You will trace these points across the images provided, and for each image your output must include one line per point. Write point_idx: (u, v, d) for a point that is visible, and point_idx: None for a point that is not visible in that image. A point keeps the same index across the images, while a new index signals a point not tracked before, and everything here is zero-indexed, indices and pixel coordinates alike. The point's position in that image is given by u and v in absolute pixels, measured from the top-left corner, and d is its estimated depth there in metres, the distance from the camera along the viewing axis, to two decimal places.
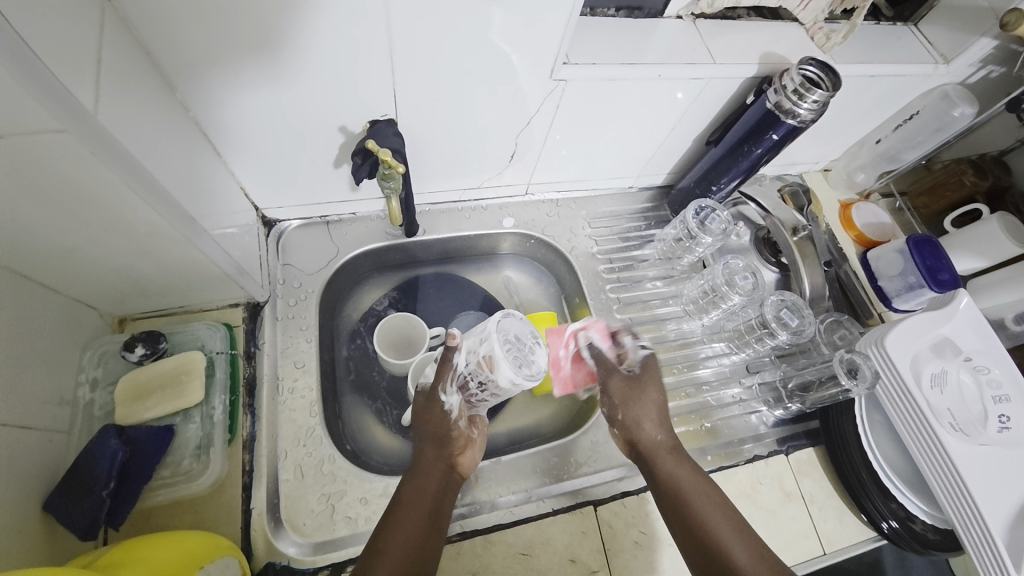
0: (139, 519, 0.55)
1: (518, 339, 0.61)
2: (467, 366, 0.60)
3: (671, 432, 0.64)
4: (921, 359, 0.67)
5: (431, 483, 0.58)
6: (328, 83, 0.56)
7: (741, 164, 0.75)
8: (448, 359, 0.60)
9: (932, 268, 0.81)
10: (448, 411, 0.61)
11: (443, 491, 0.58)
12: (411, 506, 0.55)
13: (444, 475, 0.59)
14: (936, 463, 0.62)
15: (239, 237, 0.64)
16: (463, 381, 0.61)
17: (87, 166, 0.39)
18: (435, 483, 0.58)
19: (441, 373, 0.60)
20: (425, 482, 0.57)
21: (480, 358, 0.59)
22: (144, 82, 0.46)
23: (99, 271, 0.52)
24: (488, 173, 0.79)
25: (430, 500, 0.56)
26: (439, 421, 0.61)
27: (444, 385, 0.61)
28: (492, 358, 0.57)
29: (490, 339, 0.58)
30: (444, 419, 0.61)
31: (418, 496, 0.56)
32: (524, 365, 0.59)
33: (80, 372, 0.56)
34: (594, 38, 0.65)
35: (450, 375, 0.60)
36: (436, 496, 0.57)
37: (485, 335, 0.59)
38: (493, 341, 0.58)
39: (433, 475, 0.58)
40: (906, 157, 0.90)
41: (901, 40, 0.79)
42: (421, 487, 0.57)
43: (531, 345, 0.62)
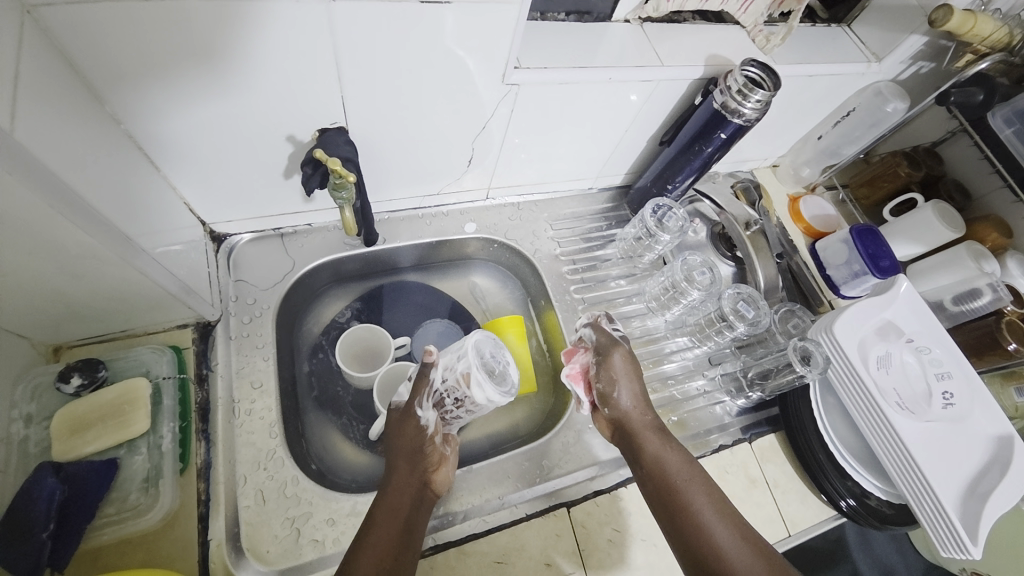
0: (85, 561, 0.51)
1: (496, 357, 0.61)
2: (443, 382, 0.60)
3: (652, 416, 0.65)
4: (868, 343, 0.70)
5: (404, 502, 0.56)
6: (273, 91, 0.54)
7: (694, 162, 0.77)
8: (425, 375, 0.61)
9: (874, 255, 0.85)
10: (423, 426, 0.60)
11: (416, 509, 0.56)
12: (381, 527, 0.53)
13: (419, 492, 0.57)
14: (886, 441, 0.66)
15: (185, 255, 0.61)
16: (440, 395, 0.60)
17: (5, 188, 0.36)
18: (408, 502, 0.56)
19: (419, 389, 0.61)
20: (395, 501, 0.56)
21: (457, 374, 0.58)
22: (68, 94, 0.43)
23: (27, 298, 0.48)
24: (448, 179, 0.78)
25: (401, 520, 0.54)
26: (414, 436, 0.60)
27: (420, 400, 0.61)
28: (469, 374, 0.57)
29: (466, 356, 0.58)
30: (418, 433, 0.60)
31: (389, 515, 0.54)
32: (499, 382, 0.59)
33: (12, 408, 0.52)
34: (545, 42, 0.66)
35: (426, 390, 0.60)
36: (408, 516, 0.55)
37: (461, 352, 0.59)
38: (470, 358, 0.57)
39: (405, 493, 0.57)
40: (846, 151, 0.95)
41: (836, 41, 0.84)
42: (391, 505, 0.55)
43: (507, 361, 0.61)
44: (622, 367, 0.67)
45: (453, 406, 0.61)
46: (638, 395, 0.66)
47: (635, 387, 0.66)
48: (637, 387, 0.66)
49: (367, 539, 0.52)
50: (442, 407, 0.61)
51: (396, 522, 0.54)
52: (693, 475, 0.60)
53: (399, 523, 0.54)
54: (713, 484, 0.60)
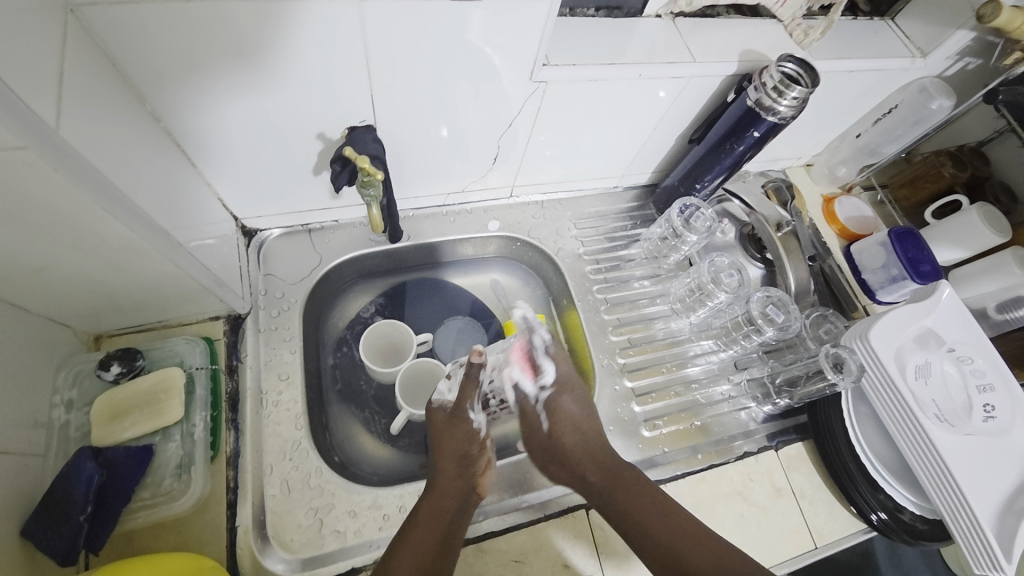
0: (121, 541, 0.53)
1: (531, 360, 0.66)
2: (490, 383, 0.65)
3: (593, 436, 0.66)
4: (905, 352, 0.67)
5: (444, 508, 0.57)
6: (306, 90, 0.55)
7: (724, 161, 0.75)
8: (471, 377, 0.61)
9: (913, 260, 0.82)
10: (473, 430, 0.62)
11: (456, 515, 0.57)
12: (419, 530, 0.54)
13: (460, 498, 0.58)
14: (922, 453, 0.63)
15: (218, 249, 0.63)
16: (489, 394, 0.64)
17: (52, 183, 0.37)
18: (449, 508, 0.57)
19: (466, 391, 0.62)
20: (438, 505, 0.56)
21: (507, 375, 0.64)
22: (111, 94, 0.45)
23: (70, 288, 0.50)
24: (472, 176, 0.78)
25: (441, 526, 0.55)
26: (461, 438, 0.61)
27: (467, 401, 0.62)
28: (513, 369, 0.65)
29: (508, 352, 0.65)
30: (466, 438, 0.62)
31: (430, 520, 0.55)
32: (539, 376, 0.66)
33: (55, 394, 0.55)
34: (574, 39, 0.65)
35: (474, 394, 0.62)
36: (448, 521, 0.56)
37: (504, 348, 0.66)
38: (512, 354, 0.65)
39: (446, 498, 0.57)
40: (886, 150, 0.91)
41: (878, 35, 0.80)
42: (432, 509, 0.56)
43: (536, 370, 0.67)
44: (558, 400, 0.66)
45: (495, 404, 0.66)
46: (578, 408, 0.67)
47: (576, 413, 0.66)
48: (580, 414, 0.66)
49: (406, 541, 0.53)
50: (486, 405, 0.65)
51: (435, 527, 0.55)
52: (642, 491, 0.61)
53: (439, 529, 0.55)
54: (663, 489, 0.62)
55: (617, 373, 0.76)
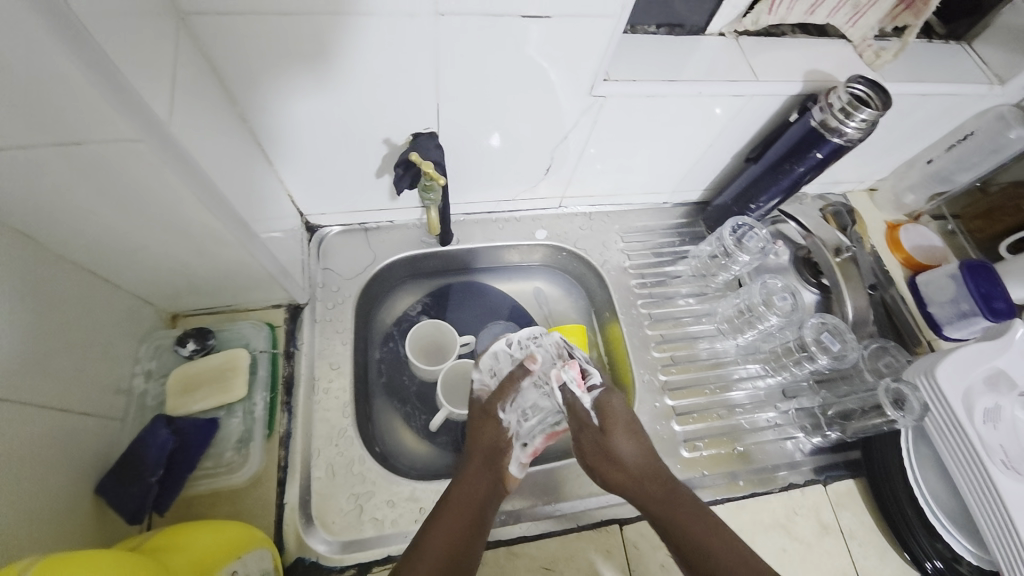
0: (181, 506, 0.57)
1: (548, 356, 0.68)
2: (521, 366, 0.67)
3: (650, 458, 0.63)
4: (974, 393, 0.63)
5: (468, 507, 0.57)
6: (376, 96, 0.58)
7: (782, 182, 0.74)
8: (515, 378, 0.66)
9: (987, 295, 0.76)
10: (502, 426, 0.64)
11: (481, 512, 0.57)
12: (442, 532, 0.54)
13: (486, 497, 0.59)
14: (983, 500, 0.58)
15: (285, 241, 0.67)
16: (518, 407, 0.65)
17: (158, 172, 0.42)
18: (475, 510, 0.57)
19: (505, 390, 0.65)
20: (462, 506, 0.57)
21: (534, 349, 0.69)
22: (209, 95, 0.49)
23: (158, 268, 0.55)
24: (523, 185, 0.80)
25: (465, 526, 0.55)
26: (490, 436, 0.63)
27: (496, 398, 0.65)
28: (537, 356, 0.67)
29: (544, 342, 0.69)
30: (495, 432, 0.63)
31: (453, 517, 0.55)
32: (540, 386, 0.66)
33: (136, 363, 0.60)
34: (634, 56, 0.66)
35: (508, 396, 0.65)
36: (474, 522, 0.56)
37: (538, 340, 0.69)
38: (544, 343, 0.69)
39: (470, 496, 0.58)
40: (960, 178, 0.86)
41: (956, 58, 0.77)
42: (456, 509, 0.56)
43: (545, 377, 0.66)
44: (610, 418, 0.64)
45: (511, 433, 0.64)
46: (633, 451, 0.62)
47: (630, 435, 0.63)
48: (634, 436, 0.64)
49: (429, 542, 0.53)
50: (523, 415, 0.65)
51: (457, 526, 0.55)
52: (707, 521, 0.58)
53: (462, 530, 0.55)
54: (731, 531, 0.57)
55: (658, 390, 0.75)
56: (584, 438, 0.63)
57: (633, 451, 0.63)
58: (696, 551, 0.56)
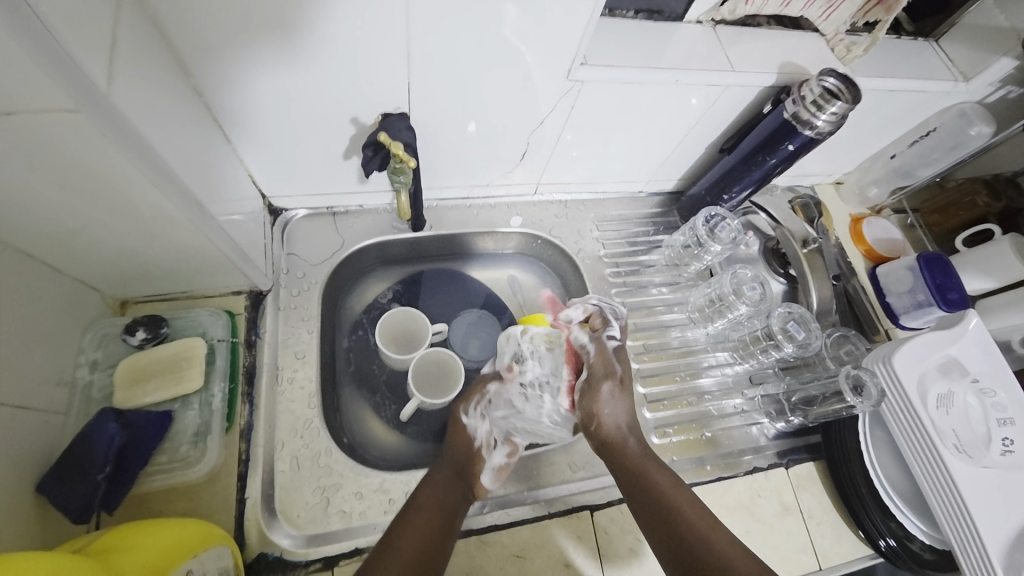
0: (134, 503, 0.54)
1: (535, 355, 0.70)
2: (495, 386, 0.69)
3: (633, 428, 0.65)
4: (928, 379, 0.65)
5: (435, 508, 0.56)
6: (346, 71, 0.55)
7: (754, 173, 0.74)
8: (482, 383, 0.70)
9: (942, 286, 0.80)
10: (470, 429, 0.66)
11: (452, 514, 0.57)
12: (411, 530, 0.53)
13: (454, 500, 0.58)
14: (936, 482, 0.61)
15: (246, 224, 0.63)
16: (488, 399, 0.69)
17: (100, 148, 0.38)
18: (443, 513, 0.56)
19: (471, 394, 0.69)
20: (431, 507, 0.56)
21: (514, 358, 0.71)
22: (159, 64, 0.46)
23: (105, 251, 0.51)
24: (498, 171, 0.78)
25: (432, 526, 0.54)
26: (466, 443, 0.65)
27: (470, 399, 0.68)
28: (512, 365, 0.70)
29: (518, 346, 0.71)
30: (464, 435, 0.65)
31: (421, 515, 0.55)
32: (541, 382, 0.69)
33: (80, 354, 0.56)
34: (612, 40, 0.65)
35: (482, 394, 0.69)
36: (442, 523, 0.55)
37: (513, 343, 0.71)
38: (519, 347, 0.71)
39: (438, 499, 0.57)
40: (920, 173, 0.89)
41: (921, 55, 0.79)
42: (425, 508, 0.56)
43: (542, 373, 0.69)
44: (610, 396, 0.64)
45: (528, 391, 0.69)
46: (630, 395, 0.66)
47: (618, 404, 0.65)
48: (624, 403, 0.65)
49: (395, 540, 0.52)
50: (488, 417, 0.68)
51: (425, 525, 0.54)
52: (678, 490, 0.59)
53: (429, 530, 0.54)
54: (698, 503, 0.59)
55: None
56: (606, 385, 0.65)
57: (619, 414, 0.64)
58: (661, 514, 0.57)
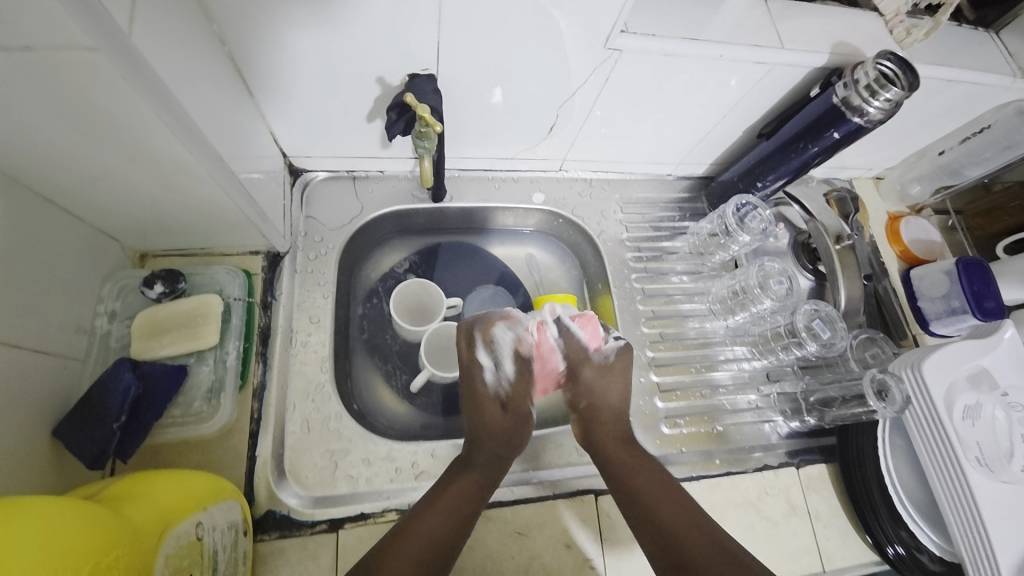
0: (148, 453, 0.56)
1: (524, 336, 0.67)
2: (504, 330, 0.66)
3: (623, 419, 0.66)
4: (956, 389, 0.63)
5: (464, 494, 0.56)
6: (374, 29, 0.53)
7: (792, 162, 0.71)
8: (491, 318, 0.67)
9: (979, 294, 0.76)
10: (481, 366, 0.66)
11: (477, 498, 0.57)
12: (434, 514, 0.54)
13: (485, 484, 0.58)
14: (953, 493, 0.60)
15: (265, 183, 0.62)
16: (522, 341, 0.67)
17: (122, 93, 0.37)
18: (472, 501, 0.56)
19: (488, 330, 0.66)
20: (458, 490, 0.56)
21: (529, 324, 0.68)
22: (182, 6, 0.44)
23: (124, 201, 0.51)
24: (524, 144, 0.76)
25: (456, 512, 0.55)
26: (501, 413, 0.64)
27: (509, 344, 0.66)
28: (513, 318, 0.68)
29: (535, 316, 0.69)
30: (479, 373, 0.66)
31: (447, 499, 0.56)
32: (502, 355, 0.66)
33: (99, 303, 0.57)
34: (653, 9, 0.61)
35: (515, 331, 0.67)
36: (468, 508, 0.56)
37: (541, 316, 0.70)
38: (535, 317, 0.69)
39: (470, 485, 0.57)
40: (969, 173, 0.84)
41: (984, 45, 0.73)
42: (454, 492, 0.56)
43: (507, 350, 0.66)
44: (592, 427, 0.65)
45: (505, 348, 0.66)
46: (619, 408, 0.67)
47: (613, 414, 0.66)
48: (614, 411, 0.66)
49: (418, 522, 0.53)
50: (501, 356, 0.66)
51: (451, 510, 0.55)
52: (659, 484, 0.59)
53: (454, 516, 0.54)
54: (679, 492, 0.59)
55: (644, 365, 0.75)
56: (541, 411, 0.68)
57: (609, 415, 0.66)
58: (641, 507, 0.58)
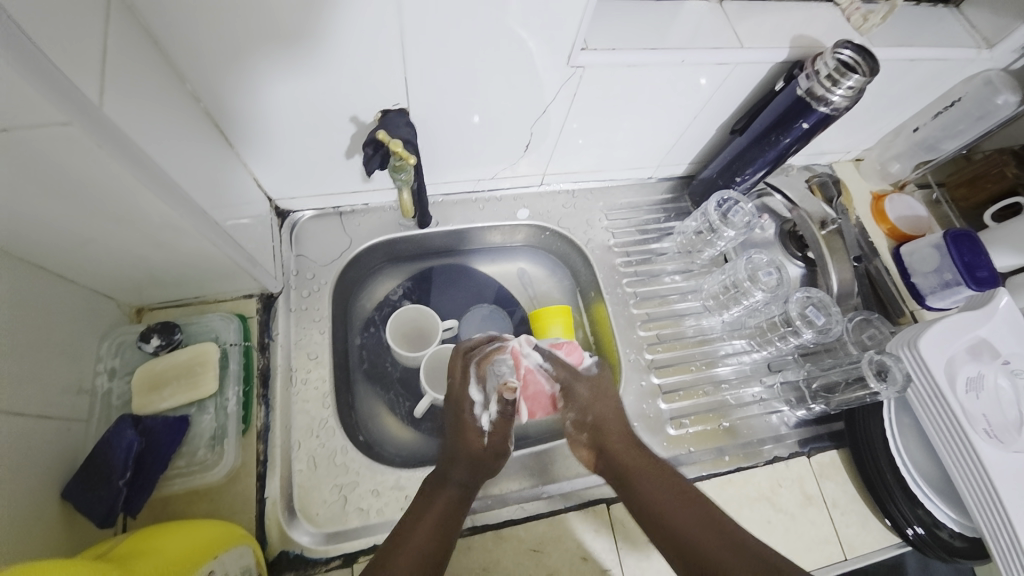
0: (157, 507, 0.56)
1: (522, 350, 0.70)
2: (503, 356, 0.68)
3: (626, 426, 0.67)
4: (956, 362, 0.63)
5: (446, 504, 0.57)
6: (341, 72, 0.55)
7: (767, 154, 0.72)
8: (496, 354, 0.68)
9: (970, 264, 0.76)
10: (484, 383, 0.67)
11: (462, 500, 0.59)
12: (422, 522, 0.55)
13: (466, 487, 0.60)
14: (966, 469, 0.59)
15: (254, 228, 0.64)
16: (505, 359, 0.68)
17: (99, 161, 0.38)
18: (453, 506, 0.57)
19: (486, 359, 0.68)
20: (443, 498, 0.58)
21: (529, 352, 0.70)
22: (152, 71, 0.46)
23: (114, 261, 0.52)
24: (503, 163, 0.77)
25: (439, 518, 0.55)
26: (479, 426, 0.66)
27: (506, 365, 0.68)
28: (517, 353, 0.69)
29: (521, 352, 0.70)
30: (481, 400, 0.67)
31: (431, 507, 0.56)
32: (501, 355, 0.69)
33: (99, 362, 0.58)
34: (613, 23, 0.62)
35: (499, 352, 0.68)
36: (453, 511, 0.57)
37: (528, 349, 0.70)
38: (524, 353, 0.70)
39: (446, 498, 0.58)
40: (945, 147, 0.85)
41: (943, 21, 0.74)
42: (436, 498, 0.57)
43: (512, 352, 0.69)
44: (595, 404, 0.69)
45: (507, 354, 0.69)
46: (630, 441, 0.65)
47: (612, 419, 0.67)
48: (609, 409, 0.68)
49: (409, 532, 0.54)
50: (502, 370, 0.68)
51: (437, 516, 0.55)
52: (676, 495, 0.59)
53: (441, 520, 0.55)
54: (691, 497, 0.59)
55: (644, 369, 0.75)
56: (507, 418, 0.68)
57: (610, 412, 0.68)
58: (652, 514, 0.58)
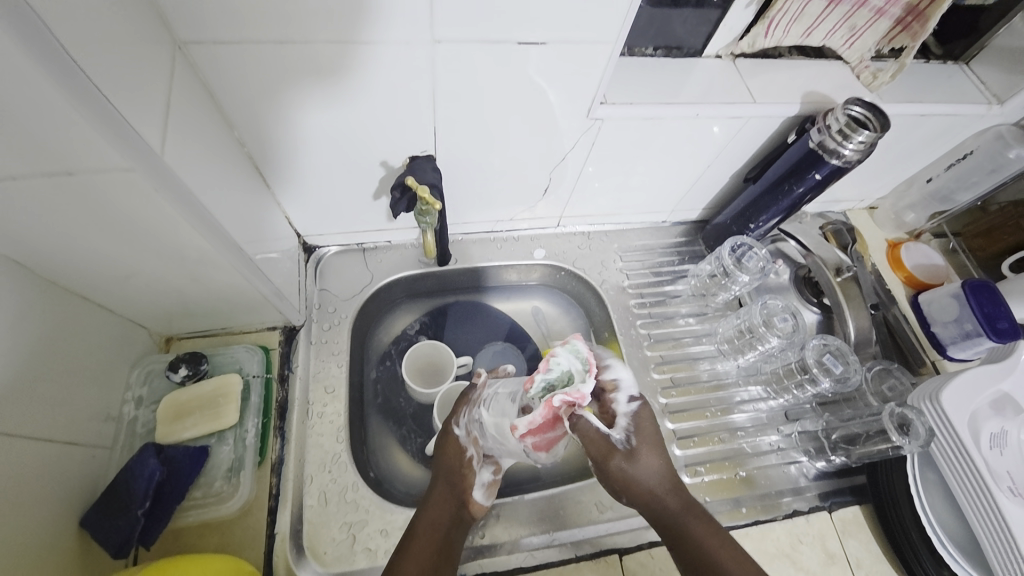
0: (170, 538, 0.56)
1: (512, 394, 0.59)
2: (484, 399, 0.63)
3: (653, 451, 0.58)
4: (980, 417, 0.61)
5: (433, 544, 0.55)
6: (373, 121, 0.59)
7: (781, 202, 0.73)
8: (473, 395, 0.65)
9: (990, 316, 0.75)
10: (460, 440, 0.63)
11: (448, 541, 0.56)
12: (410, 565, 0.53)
13: (449, 526, 0.57)
14: (993, 530, 0.56)
15: (281, 262, 0.67)
16: (476, 420, 0.61)
17: (154, 201, 0.41)
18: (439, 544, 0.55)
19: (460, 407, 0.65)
20: (429, 538, 0.55)
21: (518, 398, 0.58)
22: (205, 119, 0.49)
23: (152, 293, 0.55)
24: (522, 206, 0.80)
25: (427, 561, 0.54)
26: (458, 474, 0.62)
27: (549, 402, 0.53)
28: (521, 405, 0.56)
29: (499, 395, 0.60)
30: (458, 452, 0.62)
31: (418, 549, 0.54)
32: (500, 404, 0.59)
33: (127, 390, 0.60)
34: (630, 79, 0.66)
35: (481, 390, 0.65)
36: (441, 553, 0.55)
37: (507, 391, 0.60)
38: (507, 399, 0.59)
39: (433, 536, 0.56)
40: (960, 198, 0.86)
41: (952, 79, 0.77)
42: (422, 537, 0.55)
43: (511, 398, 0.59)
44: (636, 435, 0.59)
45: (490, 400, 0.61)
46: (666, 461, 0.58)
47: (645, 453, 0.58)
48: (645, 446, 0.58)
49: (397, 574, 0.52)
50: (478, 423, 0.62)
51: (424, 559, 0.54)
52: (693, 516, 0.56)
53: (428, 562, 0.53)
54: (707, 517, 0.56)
55: (658, 413, 0.74)
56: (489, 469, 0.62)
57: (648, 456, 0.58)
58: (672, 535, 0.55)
